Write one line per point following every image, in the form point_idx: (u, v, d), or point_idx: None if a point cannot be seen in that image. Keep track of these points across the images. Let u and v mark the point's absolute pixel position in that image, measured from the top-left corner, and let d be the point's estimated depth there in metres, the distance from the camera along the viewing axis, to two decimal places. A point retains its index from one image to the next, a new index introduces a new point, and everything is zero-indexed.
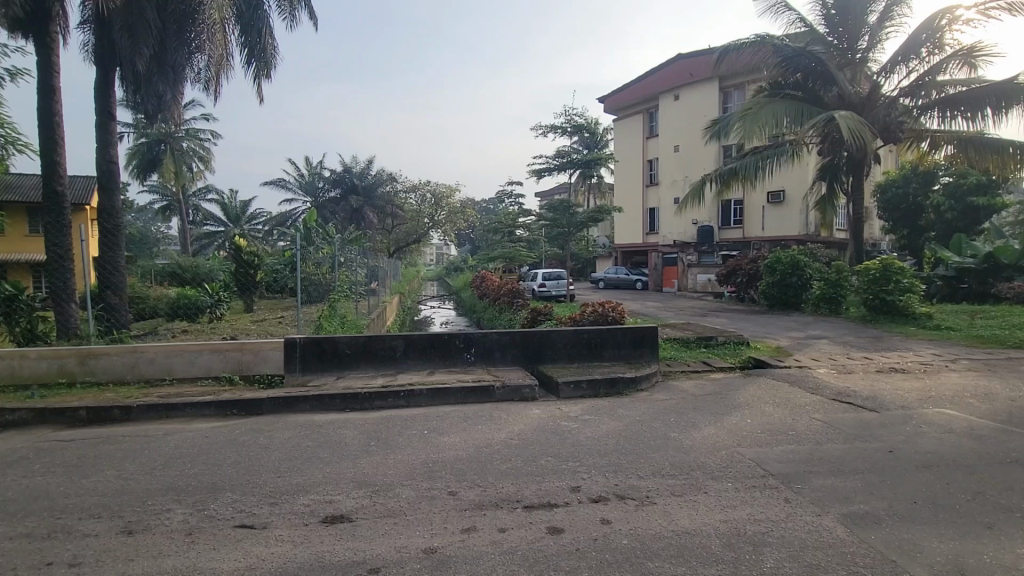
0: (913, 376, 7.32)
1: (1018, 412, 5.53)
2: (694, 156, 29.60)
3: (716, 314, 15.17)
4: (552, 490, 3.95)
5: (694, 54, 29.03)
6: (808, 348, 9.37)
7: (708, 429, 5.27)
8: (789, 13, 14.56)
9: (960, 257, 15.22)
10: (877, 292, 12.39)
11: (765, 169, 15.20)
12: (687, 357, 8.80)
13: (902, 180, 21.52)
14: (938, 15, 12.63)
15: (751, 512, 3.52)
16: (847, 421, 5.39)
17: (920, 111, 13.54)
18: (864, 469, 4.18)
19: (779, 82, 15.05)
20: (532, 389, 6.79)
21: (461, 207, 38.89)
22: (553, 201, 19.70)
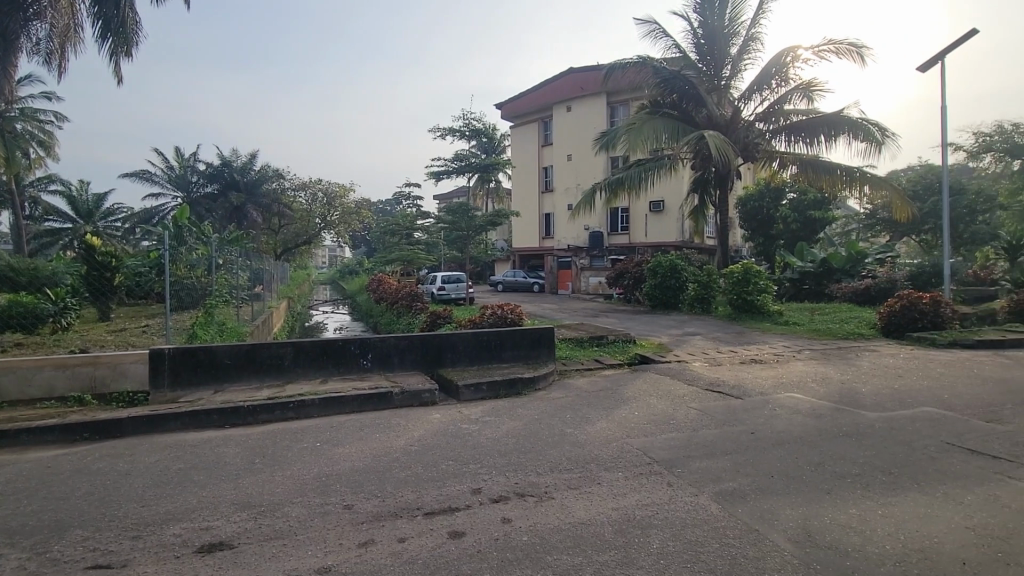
0: (769, 365, 8.36)
1: (846, 393, 6.57)
2: (585, 164, 31.22)
3: (607, 314, 16.12)
4: (453, 495, 3.93)
5: (584, 69, 30.64)
6: (685, 344, 10.33)
7: (600, 423, 5.59)
8: (666, 38, 15.93)
9: (802, 262, 17.66)
10: (740, 293, 13.97)
11: (647, 179, 16.50)
12: (580, 355, 9.24)
13: (758, 195, 24.43)
14: (784, 53, 14.59)
15: (639, 498, 3.79)
16: (718, 408, 6.03)
17: (771, 135, 15.49)
18: (732, 451, 4.69)
19: (658, 101, 16.48)
20: (432, 394, 6.72)
21: (355, 207, 37.89)
22: (451, 204, 19.32)
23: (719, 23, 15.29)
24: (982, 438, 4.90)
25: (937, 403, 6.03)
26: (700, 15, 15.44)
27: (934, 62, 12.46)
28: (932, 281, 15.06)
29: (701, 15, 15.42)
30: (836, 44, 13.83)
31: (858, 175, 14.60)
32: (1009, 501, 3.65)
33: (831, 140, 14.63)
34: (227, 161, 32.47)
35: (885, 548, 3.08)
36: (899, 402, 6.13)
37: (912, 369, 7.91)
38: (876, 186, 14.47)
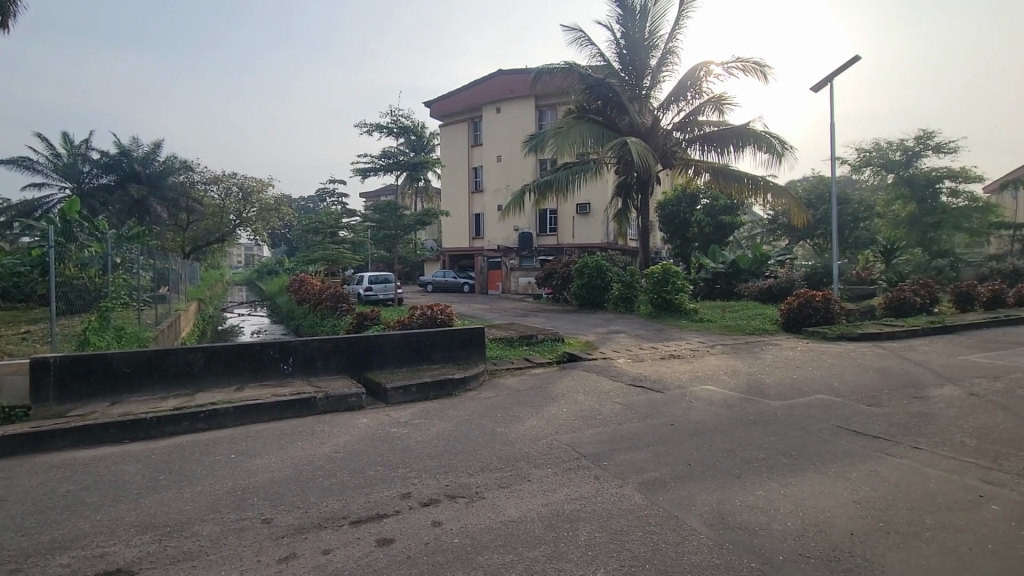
0: (686, 360, 8.89)
1: (752, 384, 7.13)
2: (514, 166, 31.58)
3: (536, 314, 16.41)
4: (382, 500, 3.83)
5: (513, 72, 30.98)
6: (610, 342, 10.73)
7: (530, 421, 5.67)
8: (591, 46, 16.47)
9: (714, 263, 18.93)
10: (660, 293, 14.71)
11: (574, 182, 16.95)
12: (510, 355, 9.32)
13: (676, 200, 25.89)
14: (698, 67, 15.55)
15: (568, 493, 3.89)
16: (640, 402, 6.33)
17: (687, 143, 16.44)
18: (654, 442, 4.93)
19: (583, 107, 16.99)
20: (358, 398, 6.50)
21: (274, 203, 35.97)
22: (378, 202, 18.86)
23: (640, 36, 16.04)
24: (865, 420, 5.51)
25: (829, 390, 6.71)
26: (623, 26, 16.13)
27: (825, 83, 13.77)
28: (823, 281, 16.72)
29: (624, 26, 16.11)
30: (744, 62, 14.94)
31: (762, 183, 15.83)
32: (886, 475, 4.13)
33: (739, 151, 15.78)
34: (125, 149, 29.39)
35: (787, 525, 3.37)
36: (797, 390, 6.75)
37: (808, 360, 8.73)
38: (777, 194, 15.78)
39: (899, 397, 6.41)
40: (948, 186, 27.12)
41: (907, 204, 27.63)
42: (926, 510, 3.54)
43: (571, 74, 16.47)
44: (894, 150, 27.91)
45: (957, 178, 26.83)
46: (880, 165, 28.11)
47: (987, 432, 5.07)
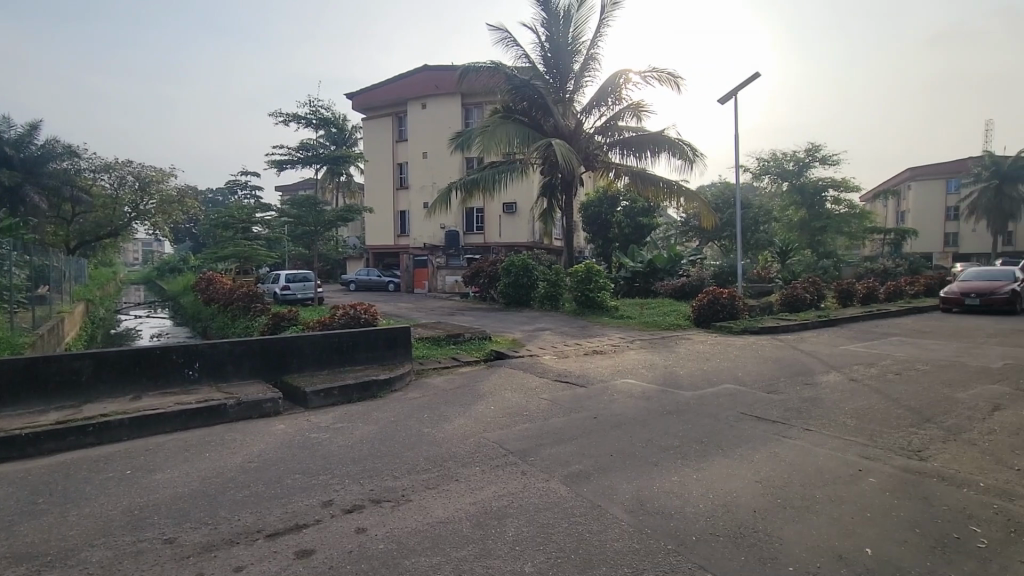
0: (608, 355, 9.27)
1: (668, 376, 7.57)
2: (440, 163, 31.24)
3: (463, 312, 16.37)
4: (302, 510, 3.66)
5: (439, 68, 30.63)
6: (536, 339, 10.94)
7: (457, 421, 5.64)
8: (517, 47, 16.66)
9: (633, 263, 19.85)
10: (584, 291, 15.17)
11: (500, 181, 17.07)
12: (437, 354, 9.22)
13: (597, 202, 26.85)
14: (618, 74, 16.21)
15: (495, 489, 3.92)
16: (565, 397, 6.51)
17: (608, 147, 17.10)
18: (578, 436, 5.09)
19: (509, 107, 17.16)
20: (275, 403, 6.14)
21: (177, 196, 32.61)
22: (296, 196, 17.99)
23: (564, 40, 16.46)
24: (766, 407, 6.03)
25: (734, 380, 7.26)
26: (548, 30, 16.47)
27: (731, 96, 14.86)
28: (730, 279, 18.07)
29: (549, 30, 16.46)
30: (660, 71, 15.77)
31: (676, 188, 16.78)
32: (783, 455, 4.54)
33: (655, 156, 16.63)
34: None
35: (699, 507, 3.61)
36: (707, 381, 7.24)
37: (716, 352, 9.40)
38: (689, 198, 16.81)
39: (793, 384, 7.08)
40: (833, 194, 30.29)
41: (799, 210, 30.50)
42: (815, 485, 3.94)
43: (497, 74, 16.56)
44: (788, 160, 30.64)
45: (839, 187, 30.01)
46: (777, 174, 30.77)
47: (864, 413, 5.73)
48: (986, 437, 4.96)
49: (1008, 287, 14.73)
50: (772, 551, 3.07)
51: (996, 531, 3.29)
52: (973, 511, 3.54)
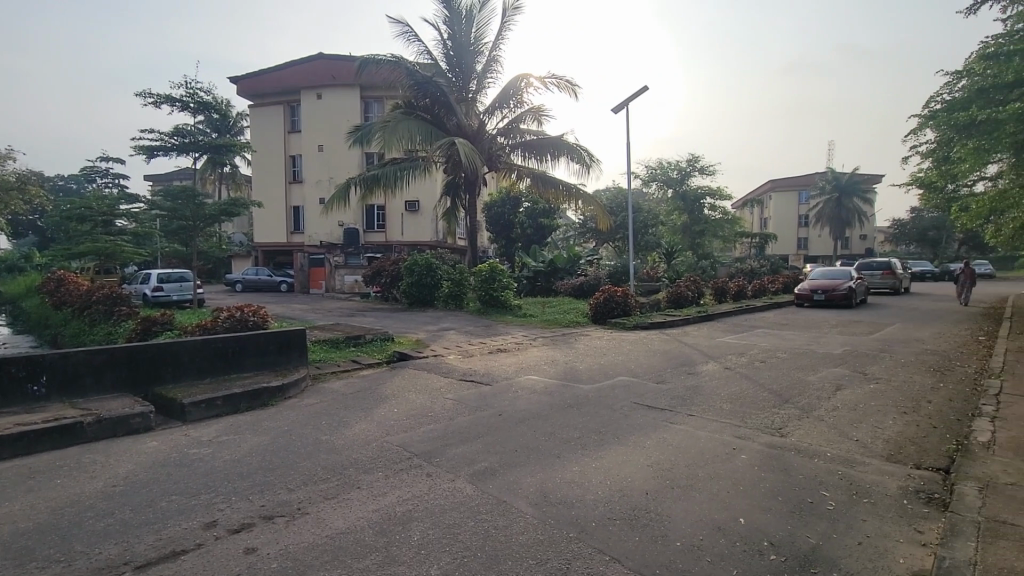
0: (511, 353, 9.46)
1: (568, 371, 7.91)
2: (337, 158, 29.81)
3: (363, 313, 15.78)
4: (179, 534, 3.30)
5: (335, 57, 29.19)
6: (441, 339, 10.88)
7: (358, 426, 5.42)
8: (419, 43, 16.38)
9: (535, 262, 20.43)
10: (487, 290, 15.32)
11: (402, 179, 16.71)
12: (336, 357, 8.79)
13: (500, 202, 27.27)
14: (520, 77, 16.53)
15: (399, 494, 3.83)
16: (470, 396, 6.54)
17: (510, 149, 17.36)
18: (483, 434, 5.12)
19: (411, 103, 16.90)
20: (146, 418, 5.48)
21: (17, 182, 27.47)
22: (169, 186, 16.06)
23: (466, 39, 16.49)
24: (656, 396, 6.50)
25: (628, 373, 7.76)
26: (450, 28, 16.41)
27: (623, 106, 15.80)
28: (623, 278, 19.27)
29: (451, 28, 16.40)
30: (559, 78, 16.34)
31: (575, 191, 17.44)
32: (670, 440, 4.93)
33: (555, 159, 17.17)
34: None
35: (598, 494, 3.81)
36: (603, 374, 7.66)
37: (612, 347, 9.98)
38: (586, 201, 17.58)
39: (678, 374, 7.72)
40: (709, 202, 33.55)
41: (682, 215, 33.39)
42: (698, 465, 4.35)
43: (399, 68, 16.18)
44: (672, 169, 33.54)
45: (715, 195, 33.29)
46: (663, 181, 33.64)
47: (737, 398, 6.42)
48: (831, 413, 5.78)
49: (845, 284, 17.33)
50: (663, 529, 3.33)
51: (840, 494, 3.85)
52: (822, 478, 4.11)
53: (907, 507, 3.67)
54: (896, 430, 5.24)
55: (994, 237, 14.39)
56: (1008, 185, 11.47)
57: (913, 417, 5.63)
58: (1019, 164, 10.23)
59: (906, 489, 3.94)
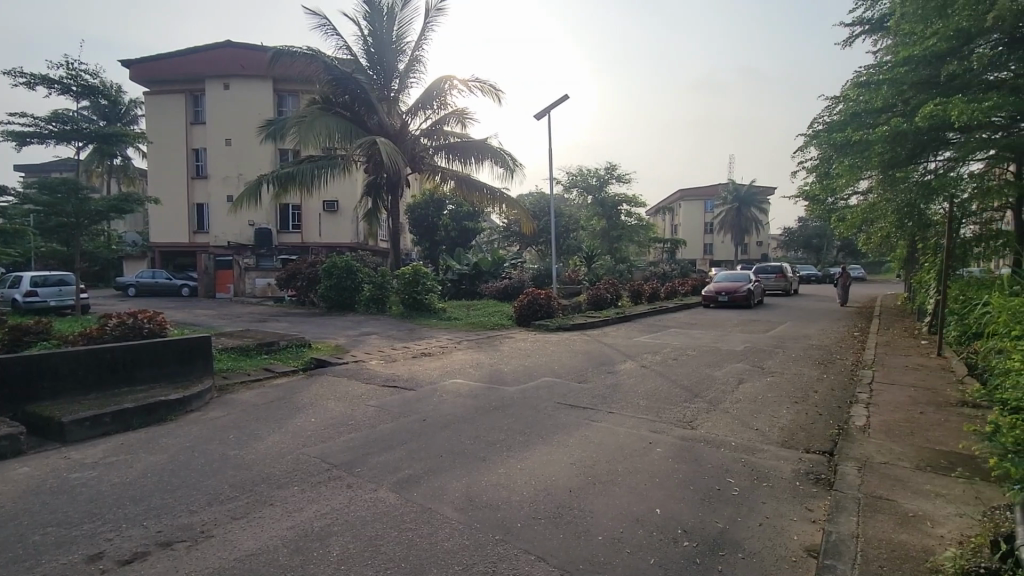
0: (435, 356, 9.35)
1: (493, 373, 7.95)
2: (247, 153, 27.93)
3: (277, 318, 14.89)
4: (56, 571, 2.93)
5: (245, 46, 27.40)
6: (362, 344, 10.53)
7: (271, 438, 5.11)
8: (337, 37, 15.79)
9: (459, 265, 20.35)
10: (411, 294, 15.04)
11: (319, 177, 15.98)
12: (245, 366, 8.21)
13: (423, 204, 26.90)
14: (443, 79, 16.42)
15: (317, 509, 3.65)
16: (392, 402, 6.37)
17: (434, 150, 17.15)
18: (406, 440, 5.01)
19: (330, 98, 16.29)
20: (15, 441, 4.80)
21: None
22: (46, 177, 14.33)
23: (388, 37, 16.13)
24: (578, 395, 6.70)
25: (552, 373, 7.92)
26: (370, 24, 15.98)
27: (545, 113, 16.16)
28: (546, 281, 19.72)
29: (372, 24, 15.98)
30: (482, 82, 16.44)
31: (499, 195, 17.45)
32: (592, 438, 5.10)
33: (479, 163, 17.10)
34: None
35: (523, 495, 3.86)
36: (528, 375, 7.78)
37: (536, 349, 10.18)
38: (510, 205, 17.67)
39: (598, 373, 8.00)
40: (625, 208, 35.26)
41: (601, 220, 34.76)
42: (618, 460, 4.53)
43: (315, 62, 15.55)
44: (591, 175, 34.87)
45: (631, 203, 35.06)
46: (583, 188, 34.89)
47: (651, 394, 6.78)
48: (734, 405, 6.27)
49: (745, 286, 18.91)
50: (585, 525, 3.44)
51: (743, 479, 4.18)
52: (727, 466, 4.44)
53: (799, 488, 4.07)
54: (789, 418, 5.78)
55: (865, 244, 16.33)
56: (875, 199, 13.08)
57: (803, 406, 6.25)
58: (885, 180, 11.67)
59: (798, 471, 4.36)
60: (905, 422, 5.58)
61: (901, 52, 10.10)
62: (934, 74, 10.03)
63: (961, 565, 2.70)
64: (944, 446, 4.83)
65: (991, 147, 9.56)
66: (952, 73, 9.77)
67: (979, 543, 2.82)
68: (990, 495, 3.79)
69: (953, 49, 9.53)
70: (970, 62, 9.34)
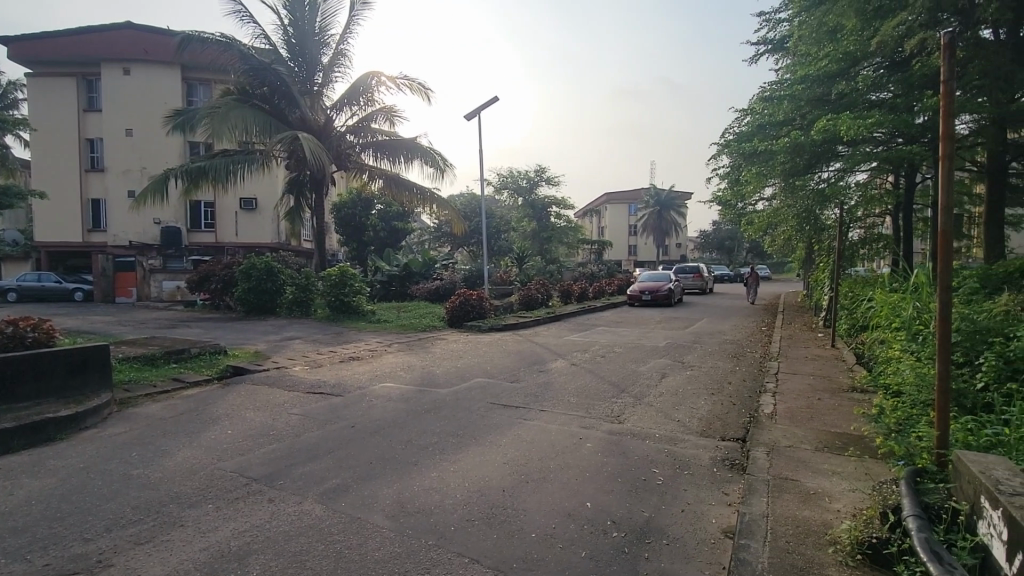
0: (364, 360, 9.07)
1: (424, 376, 7.83)
2: (150, 145, 25.59)
3: (188, 324, 13.79)
4: None
5: (148, 29, 25.13)
6: (284, 349, 10.00)
7: (182, 454, 4.72)
8: (253, 25, 14.91)
9: (389, 266, 19.88)
10: (338, 296, 14.50)
11: (235, 173, 14.99)
12: (151, 376, 7.53)
13: (350, 204, 25.93)
14: (370, 75, 15.91)
15: (235, 527, 3.41)
16: (318, 409, 6.10)
17: (361, 148, 16.58)
18: (334, 449, 4.81)
19: (246, 90, 15.38)
20: None
21: None
22: None
23: (310, 28, 15.42)
24: (510, 395, 6.76)
25: (484, 374, 7.94)
26: (290, 13, 15.23)
27: (476, 113, 16.14)
28: (477, 281, 19.73)
29: (292, 13, 15.24)
30: (411, 80, 16.15)
31: (428, 195, 17.14)
32: (524, 436, 5.17)
33: (408, 162, 16.67)
34: None
35: (457, 497, 3.84)
36: (460, 377, 7.73)
37: (468, 350, 10.13)
38: (441, 206, 17.42)
39: (530, 372, 8.11)
40: (555, 210, 36.02)
41: (531, 222, 35.29)
42: (550, 458, 4.61)
43: (230, 50, 14.64)
44: (521, 177, 35.35)
45: (560, 205, 35.88)
46: (513, 189, 35.25)
47: (581, 391, 6.97)
48: (658, 399, 6.59)
49: (667, 286, 19.95)
50: (518, 524, 3.47)
51: (667, 468, 4.42)
52: (652, 457, 4.66)
53: (716, 473, 4.35)
54: (706, 409, 6.17)
55: (770, 246, 17.77)
56: (779, 205, 14.28)
57: (719, 397, 6.69)
58: (787, 187, 12.74)
59: (715, 458, 4.67)
60: (806, 408, 6.14)
61: (799, 70, 11.09)
62: (827, 92, 11.06)
63: (857, 537, 3.03)
64: (838, 428, 5.36)
65: (873, 160, 10.66)
66: (841, 92, 10.80)
67: (870, 514, 3.15)
68: (877, 470, 4.25)
69: (842, 70, 10.56)
70: (856, 82, 10.38)
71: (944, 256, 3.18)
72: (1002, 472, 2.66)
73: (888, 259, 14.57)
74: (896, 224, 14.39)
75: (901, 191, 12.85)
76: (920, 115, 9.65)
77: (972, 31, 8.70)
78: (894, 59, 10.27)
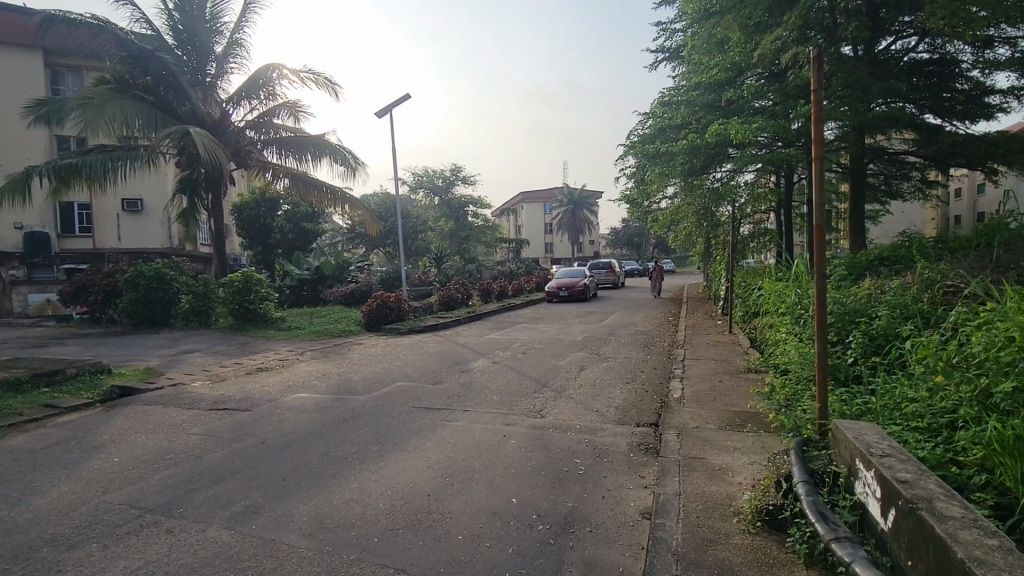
0: (274, 371, 8.50)
1: (341, 383, 7.50)
2: (8, 139, 22.17)
3: (61, 341, 12.13)
4: None
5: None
6: (181, 363, 9.14)
7: (57, 490, 4.14)
8: (132, 7, 13.48)
9: (298, 270, 18.83)
10: (242, 303, 13.47)
11: (114, 171, 13.38)
12: (16, 404, 6.53)
13: (253, 203, 24.27)
14: (270, 67, 14.90)
15: (127, 565, 3.06)
16: (222, 427, 5.62)
17: (262, 145, 15.49)
18: (241, 469, 4.45)
19: (124, 79, 13.87)
20: None
21: None
22: None
23: (199, 14, 14.16)
24: (432, 397, 6.66)
25: (405, 378, 7.75)
26: None
27: (387, 112, 15.71)
28: (395, 283, 19.25)
29: None
30: (316, 75, 15.38)
31: (339, 194, 16.38)
32: (447, 438, 5.11)
33: (315, 160, 15.78)
34: None
35: (379, 507, 3.72)
36: (380, 382, 7.48)
37: (387, 354, 9.85)
38: (353, 206, 16.69)
39: (452, 373, 8.04)
40: (472, 210, 36.14)
41: (448, 221, 35.09)
42: (473, 457, 4.61)
43: (104, 34, 13.13)
44: (437, 177, 35.18)
45: (477, 204, 36.08)
46: (429, 189, 34.96)
47: (503, 389, 7.01)
48: (577, 391, 6.80)
49: (581, 282, 20.68)
50: (444, 527, 3.43)
51: (588, 458, 4.57)
52: (573, 448, 4.81)
53: (633, 458, 4.58)
54: (622, 398, 6.47)
55: (673, 241, 19.01)
56: (680, 203, 15.33)
57: (633, 386, 7.05)
58: (686, 186, 13.69)
59: (632, 444, 4.90)
60: (710, 390, 6.64)
61: (694, 77, 12.08)
62: (717, 98, 12.14)
63: (757, 505, 3.32)
64: (739, 407, 5.84)
65: (759, 161, 11.71)
66: (730, 98, 11.80)
67: (767, 484, 3.45)
68: (771, 443, 4.68)
69: (730, 78, 11.54)
70: (741, 90, 11.42)
71: (819, 247, 3.56)
72: (872, 436, 3.04)
73: (774, 251, 16.12)
74: (779, 219, 15.97)
75: (783, 190, 14.30)
76: (795, 121, 10.71)
77: (835, 47, 9.96)
78: (772, 71, 11.37)
